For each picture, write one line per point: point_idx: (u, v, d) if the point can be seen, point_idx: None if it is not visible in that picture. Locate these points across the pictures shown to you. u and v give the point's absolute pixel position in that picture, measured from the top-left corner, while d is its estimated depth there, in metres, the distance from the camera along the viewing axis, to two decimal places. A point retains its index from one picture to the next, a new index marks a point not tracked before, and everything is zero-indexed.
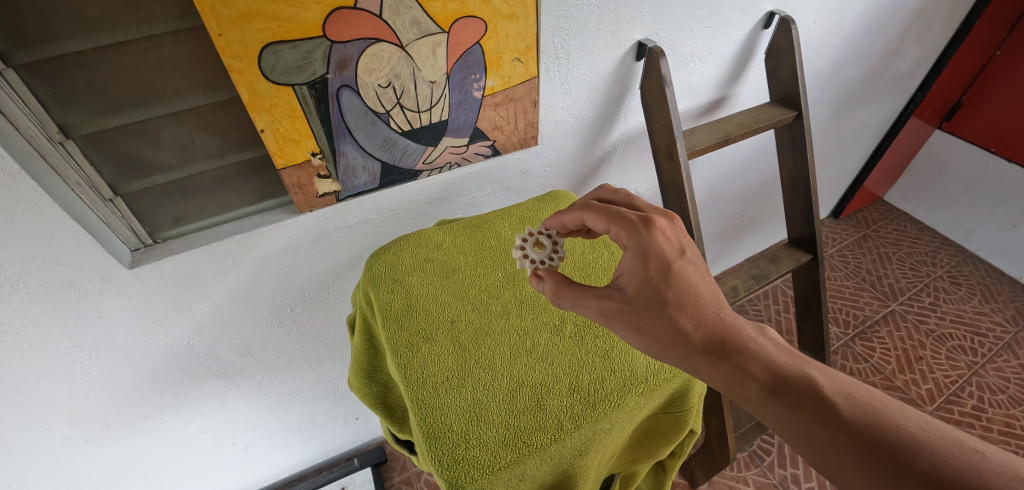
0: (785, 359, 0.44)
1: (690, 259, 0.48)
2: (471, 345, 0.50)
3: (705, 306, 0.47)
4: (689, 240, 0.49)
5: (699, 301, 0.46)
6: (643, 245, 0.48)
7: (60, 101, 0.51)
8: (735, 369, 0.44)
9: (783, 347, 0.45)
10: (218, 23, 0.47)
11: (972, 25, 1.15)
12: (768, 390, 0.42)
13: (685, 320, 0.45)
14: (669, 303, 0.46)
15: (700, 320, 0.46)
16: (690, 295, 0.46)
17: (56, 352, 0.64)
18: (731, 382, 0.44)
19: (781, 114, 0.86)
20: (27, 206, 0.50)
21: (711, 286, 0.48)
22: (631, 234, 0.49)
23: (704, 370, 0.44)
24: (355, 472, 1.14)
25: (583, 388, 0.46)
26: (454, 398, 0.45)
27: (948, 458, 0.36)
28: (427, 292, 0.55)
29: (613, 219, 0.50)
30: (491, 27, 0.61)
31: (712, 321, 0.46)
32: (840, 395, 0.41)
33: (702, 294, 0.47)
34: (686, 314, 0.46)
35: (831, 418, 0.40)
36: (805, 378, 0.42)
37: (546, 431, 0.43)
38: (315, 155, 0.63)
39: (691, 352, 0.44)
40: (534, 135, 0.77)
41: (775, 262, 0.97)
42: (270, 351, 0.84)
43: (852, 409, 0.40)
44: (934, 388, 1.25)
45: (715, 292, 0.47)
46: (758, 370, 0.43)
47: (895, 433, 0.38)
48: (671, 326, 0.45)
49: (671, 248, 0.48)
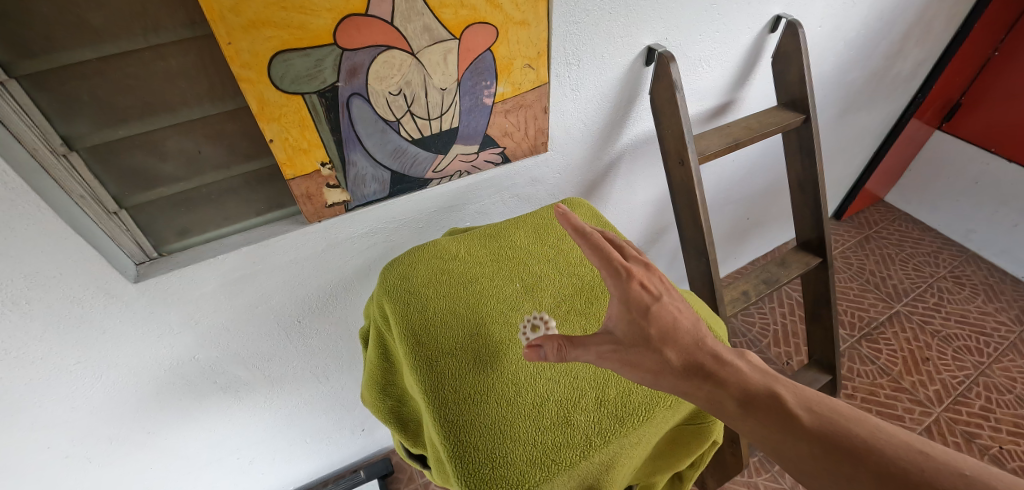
0: (757, 378, 0.42)
1: (667, 302, 0.45)
2: (494, 359, 0.47)
3: (685, 334, 0.44)
4: (666, 285, 0.46)
5: (680, 331, 0.44)
6: (626, 291, 0.44)
7: (64, 112, 0.50)
8: (715, 390, 0.41)
9: (758, 367, 0.43)
10: (228, 31, 0.46)
11: (971, 27, 1.16)
12: (742, 407, 0.41)
13: (670, 353, 0.43)
14: (654, 339, 0.43)
15: (682, 349, 0.43)
16: (671, 329, 0.44)
17: (58, 369, 0.62)
18: (713, 403, 0.41)
19: (791, 118, 0.86)
20: (28, 221, 0.48)
21: (690, 315, 0.45)
22: (617, 281, 0.44)
23: (688, 392, 0.42)
24: (361, 484, 1.12)
25: (610, 401, 0.44)
26: (480, 416, 0.43)
27: (896, 459, 0.36)
28: (444, 303, 0.51)
29: (605, 262, 0.44)
30: (502, 33, 0.61)
31: (693, 346, 0.43)
32: (802, 406, 0.40)
33: (683, 325, 0.44)
34: (670, 346, 0.43)
35: (791, 427, 0.39)
36: (773, 395, 0.41)
37: (575, 447, 0.41)
38: (324, 164, 0.62)
39: (676, 377, 0.42)
40: (543, 142, 0.76)
41: (785, 265, 0.96)
42: (276, 365, 0.82)
43: (812, 419, 0.39)
44: (942, 389, 1.25)
45: (695, 322, 0.45)
46: (733, 388, 0.41)
47: (847, 438, 0.38)
48: (659, 360, 0.43)
49: (648, 293, 0.44)
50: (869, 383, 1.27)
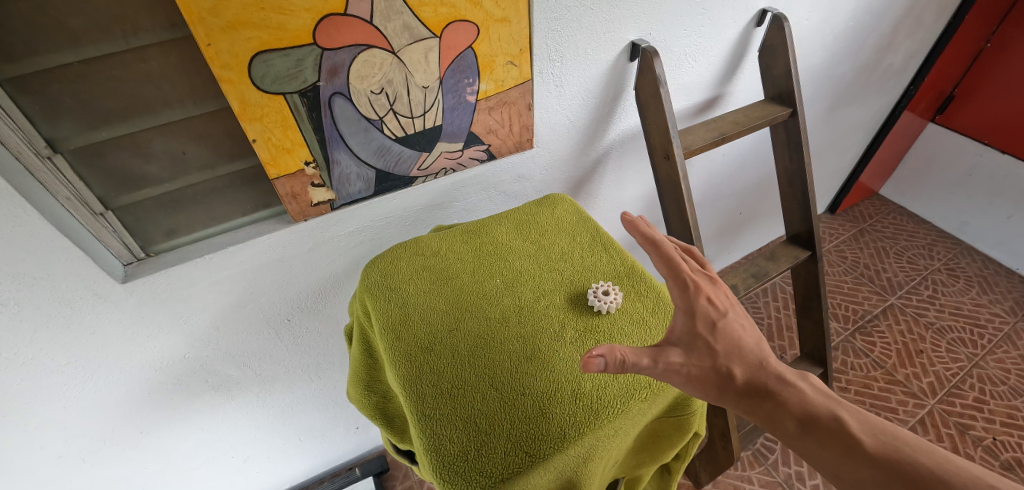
0: (820, 400, 0.43)
1: (733, 319, 0.46)
2: (471, 354, 0.45)
3: (749, 353, 0.45)
4: (734, 302, 0.48)
5: (744, 349, 0.45)
6: (690, 302, 0.46)
7: (48, 116, 0.51)
8: (777, 409, 0.42)
9: (821, 390, 0.44)
10: (207, 33, 0.47)
11: (962, 19, 1.16)
12: (801, 427, 0.42)
13: (735, 368, 0.44)
14: (718, 354, 0.44)
15: (748, 367, 0.44)
16: (736, 346, 0.45)
17: (49, 370, 0.63)
18: (772, 421, 0.43)
19: (777, 112, 0.86)
20: (16, 223, 0.49)
21: (755, 334, 0.47)
22: (680, 293, 0.46)
23: (751, 411, 0.43)
24: (356, 482, 1.13)
25: (587, 393, 0.42)
26: (455, 410, 0.42)
27: None
28: (425, 300, 0.50)
29: (672, 273, 0.47)
30: (483, 31, 0.61)
31: (757, 368, 0.45)
32: (867, 432, 0.40)
33: (747, 343, 0.46)
34: (734, 362, 0.44)
35: (854, 452, 0.39)
36: (837, 420, 0.41)
37: (549, 440, 0.40)
38: (308, 164, 0.62)
39: (739, 396, 0.43)
40: (529, 138, 0.77)
41: (773, 259, 0.96)
42: (266, 364, 0.83)
43: (877, 445, 0.39)
44: (935, 381, 1.25)
45: (759, 341, 0.46)
46: (794, 409, 0.42)
47: (914, 468, 0.38)
48: (723, 374, 0.43)
49: (714, 308, 0.46)
50: (862, 376, 1.27)
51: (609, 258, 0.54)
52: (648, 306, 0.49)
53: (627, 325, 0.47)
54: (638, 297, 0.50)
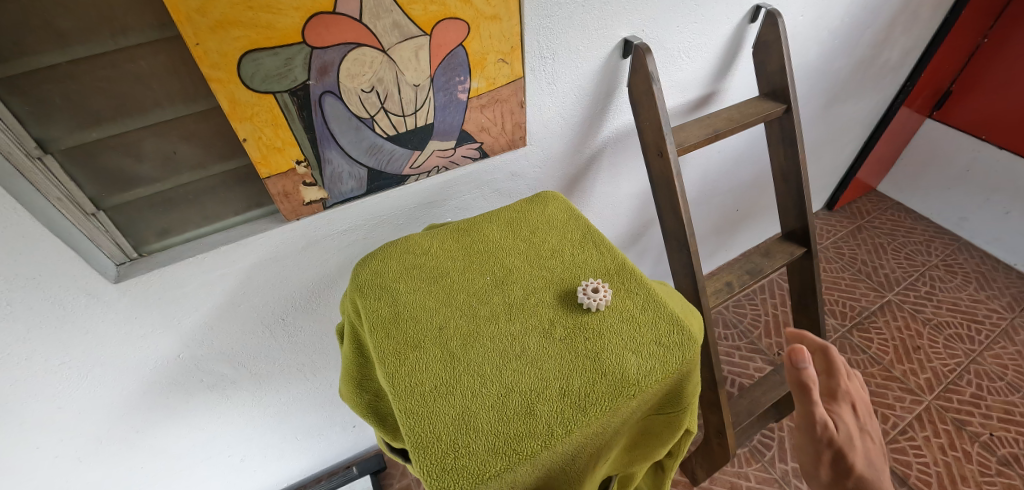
0: None
1: (868, 434, 0.57)
2: (460, 352, 0.45)
3: (868, 461, 0.55)
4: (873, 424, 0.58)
5: (867, 448, 0.55)
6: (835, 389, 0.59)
7: (38, 116, 0.51)
8: None
9: None
10: (195, 32, 0.47)
11: (959, 14, 1.15)
12: None
13: (852, 459, 0.54)
14: (848, 442, 0.54)
15: (864, 468, 0.54)
16: (861, 446, 0.55)
17: (44, 370, 0.63)
18: None
19: (771, 108, 0.85)
20: (5, 223, 0.49)
21: (878, 449, 0.57)
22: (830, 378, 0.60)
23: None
24: (355, 480, 1.14)
25: (575, 391, 0.42)
26: (442, 406, 0.41)
27: None
28: (415, 298, 0.50)
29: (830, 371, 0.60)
30: (474, 29, 0.61)
31: (870, 472, 0.54)
32: None
33: (869, 448, 0.56)
34: (857, 456, 0.54)
35: None
36: None
37: (536, 437, 0.39)
38: (300, 163, 0.62)
39: (839, 475, 0.54)
40: (522, 136, 0.77)
41: (768, 256, 0.96)
42: (261, 363, 0.83)
43: None
44: (933, 377, 1.25)
45: (880, 457, 0.56)
46: None
47: None
48: (842, 462, 0.54)
49: (857, 414, 0.58)
50: (859, 372, 1.27)
51: (600, 256, 0.54)
52: (639, 303, 0.49)
53: (617, 322, 0.47)
54: (628, 294, 0.50)
